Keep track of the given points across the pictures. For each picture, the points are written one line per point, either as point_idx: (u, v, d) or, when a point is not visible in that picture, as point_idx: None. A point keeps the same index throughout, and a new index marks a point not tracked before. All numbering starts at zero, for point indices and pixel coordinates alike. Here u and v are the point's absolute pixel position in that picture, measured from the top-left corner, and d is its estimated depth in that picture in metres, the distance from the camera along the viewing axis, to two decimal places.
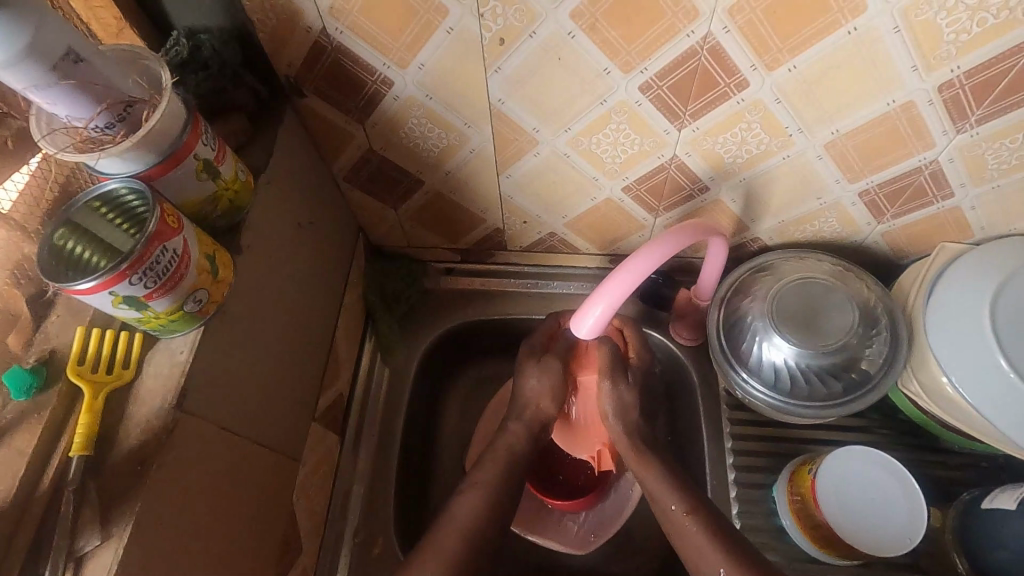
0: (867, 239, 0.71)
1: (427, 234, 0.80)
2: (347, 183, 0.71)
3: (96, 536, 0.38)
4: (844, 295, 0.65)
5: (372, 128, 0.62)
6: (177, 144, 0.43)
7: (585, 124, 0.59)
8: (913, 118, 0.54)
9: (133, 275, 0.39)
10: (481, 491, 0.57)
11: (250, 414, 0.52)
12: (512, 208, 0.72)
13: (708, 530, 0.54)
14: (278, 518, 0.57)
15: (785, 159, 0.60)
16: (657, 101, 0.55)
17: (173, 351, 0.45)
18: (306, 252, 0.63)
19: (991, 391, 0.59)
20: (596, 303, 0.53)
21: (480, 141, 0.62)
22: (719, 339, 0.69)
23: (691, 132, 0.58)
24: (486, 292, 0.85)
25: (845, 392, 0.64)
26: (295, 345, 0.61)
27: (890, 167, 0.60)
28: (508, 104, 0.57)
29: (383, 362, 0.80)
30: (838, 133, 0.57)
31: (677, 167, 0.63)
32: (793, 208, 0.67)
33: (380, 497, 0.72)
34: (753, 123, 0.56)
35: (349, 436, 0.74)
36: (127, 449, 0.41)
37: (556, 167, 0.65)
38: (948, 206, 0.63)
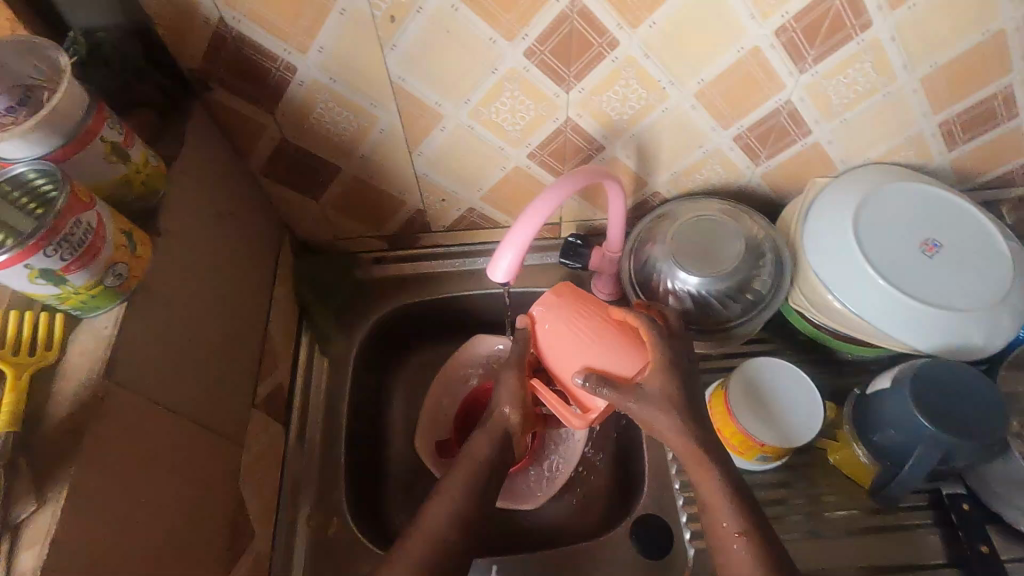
0: (751, 181, 0.80)
1: (352, 224, 0.82)
2: (265, 177, 0.73)
3: (32, 502, 0.39)
4: (731, 227, 0.72)
5: (282, 117, 0.65)
6: (82, 125, 0.44)
7: (482, 95, 0.64)
8: (762, 62, 0.62)
9: (48, 247, 0.40)
10: (450, 498, 0.60)
11: (185, 393, 0.53)
12: (429, 186, 0.76)
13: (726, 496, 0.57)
14: (226, 501, 0.58)
15: (664, 111, 0.68)
16: (543, 66, 0.61)
17: (97, 328, 0.46)
18: (229, 242, 0.64)
19: (865, 297, 0.67)
20: (507, 248, 0.57)
21: (388, 121, 0.66)
22: (633, 285, 0.75)
23: (579, 93, 0.64)
24: (416, 276, 0.88)
25: (743, 312, 0.72)
26: (227, 331, 0.62)
27: (753, 110, 0.68)
28: (408, 80, 0.62)
29: (323, 352, 0.82)
30: (704, 82, 0.64)
31: (573, 129, 0.69)
32: (682, 158, 0.75)
33: (332, 481, 0.73)
34: (630, 79, 0.63)
35: (293, 426, 0.75)
36: (57, 421, 0.42)
37: (464, 140, 0.70)
38: (809, 141, 0.74)
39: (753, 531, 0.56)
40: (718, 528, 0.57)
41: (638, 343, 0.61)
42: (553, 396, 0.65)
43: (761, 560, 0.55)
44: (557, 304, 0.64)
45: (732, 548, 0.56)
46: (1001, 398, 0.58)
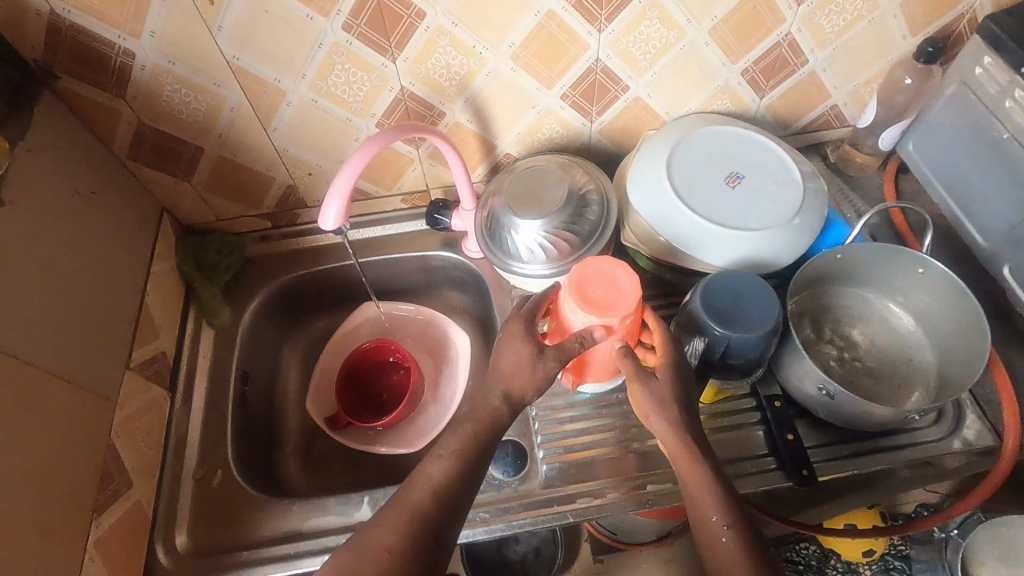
0: (591, 138, 0.88)
1: (229, 203, 0.88)
2: (133, 161, 0.78)
3: None
4: (555, 173, 0.80)
5: (134, 101, 0.71)
6: None
7: (315, 69, 0.71)
8: (560, 24, 0.71)
9: None
10: (454, 457, 0.59)
11: (38, 346, 0.59)
12: (293, 161, 0.83)
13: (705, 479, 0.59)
14: (93, 447, 0.63)
15: (489, 75, 0.76)
16: (363, 39, 0.68)
17: None
18: (92, 218, 0.70)
19: (677, 228, 0.76)
20: (332, 198, 0.63)
21: (235, 99, 0.73)
22: (482, 237, 0.82)
23: (404, 62, 0.72)
24: (299, 250, 0.94)
25: (574, 251, 0.78)
26: (90, 298, 0.67)
27: (569, 70, 0.77)
28: (242, 59, 0.68)
29: (209, 324, 0.87)
30: (515, 46, 0.73)
31: (410, 97, 0.77)
32: (520, 119, 0.83)
33: (216, 439, 0.79)
34: (447, 46, 0.71)
35: (178, 392, 0.80)
36: None
37: (312, 114, 0.76)
38: (631, 96, 0.82)
39: (736, 519, 0.58)
40: (703, 516, 0.59)
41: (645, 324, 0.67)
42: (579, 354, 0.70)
43: (745, 552, 0.56)
44: (582, 289, 0.65)
45: (713, 531, 0.58)
46: (773, 293, 0.66)
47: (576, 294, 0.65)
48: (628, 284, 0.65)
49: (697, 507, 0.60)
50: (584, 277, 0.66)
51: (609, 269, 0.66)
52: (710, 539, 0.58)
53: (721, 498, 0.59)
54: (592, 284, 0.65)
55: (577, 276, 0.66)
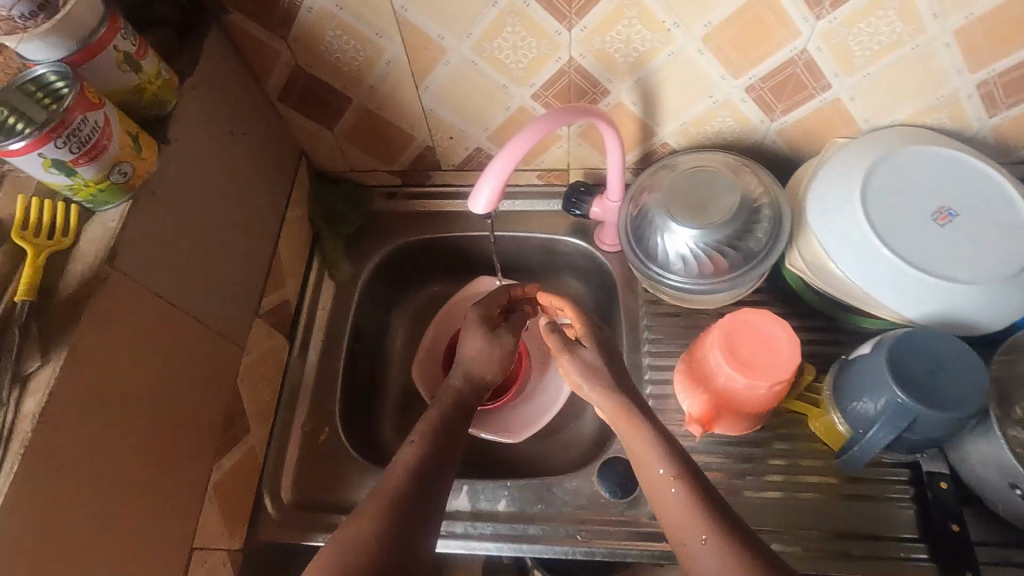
0: (766, 138, 0.77)
1: (365, 157, 0.86)
2: (282, 103, 0.76)
3: (37, 361, 0.45)
4: (728, 182, 0.70)
5: (295, 44, 0.68)
6: (94, 35, 0.49)
7: (483, 30, 0.65)
8: (773, 5, 0.60)
9: (58, 139, 0.45)
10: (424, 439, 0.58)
11: (185, 290, 0.59)
12: (437, 123, 0.78)
13: (687, 494, 0.56)
14: (221, 392, 0.64)
15: (670, 55, 0.66)
16: (543, 1, 0.61)
17: (105, 221, 0.51)
18: (241, 161, 0.69)
19: (863, 267, 0.65)
20: (486, 181, 0.58)
21: (394, 53, 0.68)
22: (627, 236, 0.75)
23: (581, 31, 0.64)
24: (425, 213, 0.91)
25: (732, 270, 0.70)
26: (232, 243, 0.67)
27: (766, 59, 0.66)
28: (411, 11, 0.63)
29: (330, 276, 0.87)
30: (711, 26, 0.63)
31: (576, 70, 0.69)
32: (691, 108, 0.73)
33: (326, 395, 0.79)
34: (633, 19, 0.62)
35: (296, 342, 0.81)
36: (64, 296, 0.48)
37: (469, 77, 0.71)
38: (829, 96, 0.70)
39: (687, 478, 0.57)
40: (655, 478, 0.58)
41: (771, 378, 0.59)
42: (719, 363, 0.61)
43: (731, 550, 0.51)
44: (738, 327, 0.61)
45: (666, 490, 0.57)
46: (982, 370, 0.57)
47: (720, 334, 0.61)
48: (785, 359, 0.58)
49: (676, 526, 0.55)
50: (743, 324, 0.61)
51: (769, 327, 0.60)
52: (683, 529, 0.54)
53: (694, 504, 0.55)
54: (745, 336, 0.60)
55: (735, 317, 0.61)
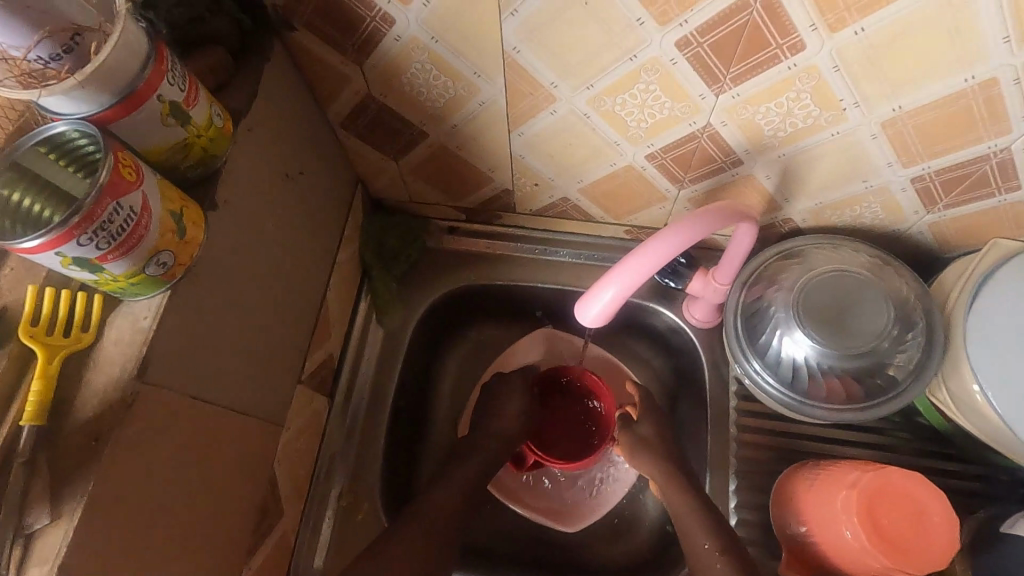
0: (913, 229, 0.64)
1: (430, 190, 0.74)
2: (344, 130, 0.65)
3: (45, 515, 0.36)
4: (880, 292, 0.58)
5: (371, 72, 0.55)
6: (136, 83, 0.37)
7: (609, 83, 0.52)
8: (991, 99, 0.46)
9: (82, 235, 0.34)
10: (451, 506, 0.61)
11: (226, 381, 0.49)
12: (523, 169, 0.66)
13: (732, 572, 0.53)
14: (258, 486, 0.55)
15: (834, 135, 0.53)
16: (695, 61, 0.48)
17: (135, 316, 0.41)
18: (294, 207, 0.58)
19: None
20: (606, 288, 0.48)
21: (491, 94, 0.56)
22: (737, 330, 0.64)
23: (730, 98, 0.51)
24: (489, 255, 0.80)
25: (866, 396, 0.60)
26: (279, 308, 0.57)
27: (952, 153, 0.53)
28: (524, 53, 0.50)
29: (378, 322, 0.76)
30: (900, 111, 0.49)
31: (710, 137, 0.56)
32: (836, 189, 0.60)
33: (366, 463, 0.70)
34: (803, 92, 0.49)
35: (338, 399, 0.71)
36: (82, 420, 0.38)
37: (575, 129, 0.58)
38: (1010, 199, 0.57)
39: (733, 554, 0.54)
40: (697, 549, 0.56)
41: (913, 551, 0.49)
42: (853, 527, 0.51)
43: None
44: (883, 491, 0.51)
45: (710, 566, 0.54)
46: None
47: (855, 500, 0.51)
48: (938, 546, 0.49)
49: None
50: (889, 483, 0.51)
51: (918, 498, 0.51)
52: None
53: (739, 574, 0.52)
54: (892, 501, 0.51)
55: (874, 478, 0.52)
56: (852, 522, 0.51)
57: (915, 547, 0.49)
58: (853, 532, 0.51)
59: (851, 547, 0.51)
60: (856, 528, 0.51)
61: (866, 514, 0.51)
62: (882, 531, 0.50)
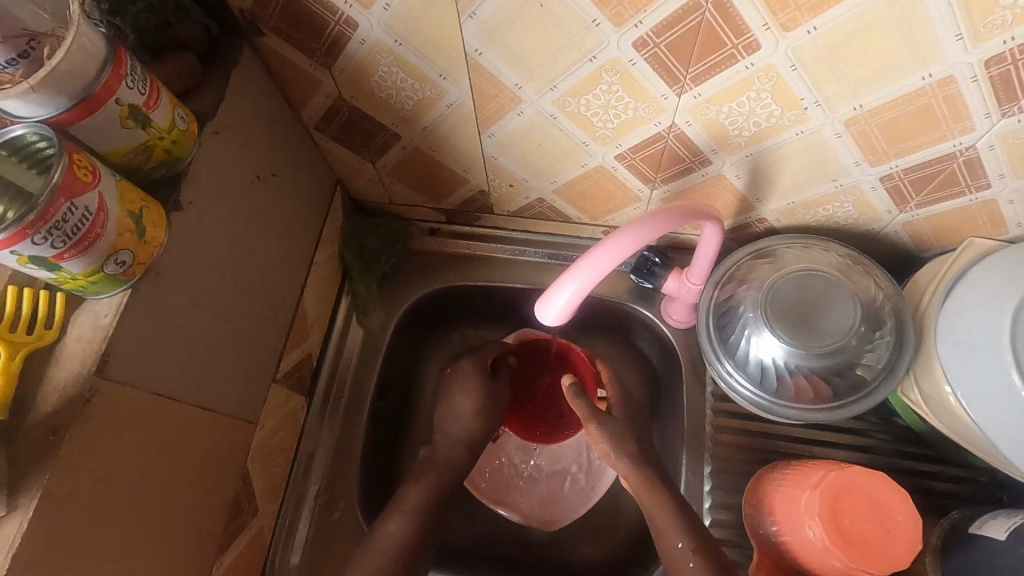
0: (888, 228, 0.64)
1: (409, 192, 0.74)
2: (319, 133, 0.65)
3: (2, 507, 0.37)
4: (847, 291, 0.58)
5: (340, 75, 0.56)
6: (93, 86, 0.38)
7: (572, 84, 0.52)
8: (951, 96, 0.46)
9: (36, 234, 0.35)
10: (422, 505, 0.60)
11: (193, 379, 0.50)
12: (497, 169, 0.67)
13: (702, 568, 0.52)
14: (229, 483, 0.56)
15: (798, 134, 0.53)
16: (654, 61, 0.48)
17: (96, 314, 0.42)
18: (266, 208, 0.59)
19: (993, 406, 0.52)
20: (564, 287, 0.49)
21: (458, 96, 0.56)
22: (709, 330, 0.64)
23: (693, 98, 0.51)
24: (469, 256, 0.80)
25: (836, 395, 0.60)
26: (251, 307, 0.57)
27: (917, 151, 0.52)
28: (486, 55, 0.51)
29: (358, 323, 0.77)
30: (862, 109, 0.49)
31: (676, 137, 0.56)
32: (806, 188, 0.60)
33: (343, 462, 0.71)
34: (764, 91, 0.49)
35: (316, 399, 0.72)
36: (41, 415, 0.39)
37: (543, 129, 0.59)
38: (982, 197, 0.56)
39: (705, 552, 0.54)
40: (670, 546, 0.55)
41: (873, 551, 0.50)
42: (817, 527, 0.51)
43: None
44: (845, 491, 0.52)
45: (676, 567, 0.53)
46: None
47: (818, 500, 0.52)
48: (902, 545, 0.50)
49: None
50: (853, 483, 0.52)
51: (877, 496, 0.51)
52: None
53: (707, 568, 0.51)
54: (855, 500, 0.51)
55: (837, 478, 0.52)
56: (815, 521, 0.51)
57: (876, 547, 0.50)
58: (816, 531, 0.51)
59: (814, 547, 0.51)
60: (819, 527, 0.51)
61: (829, 513, 0.51)
62: (844, 531, 0.50)
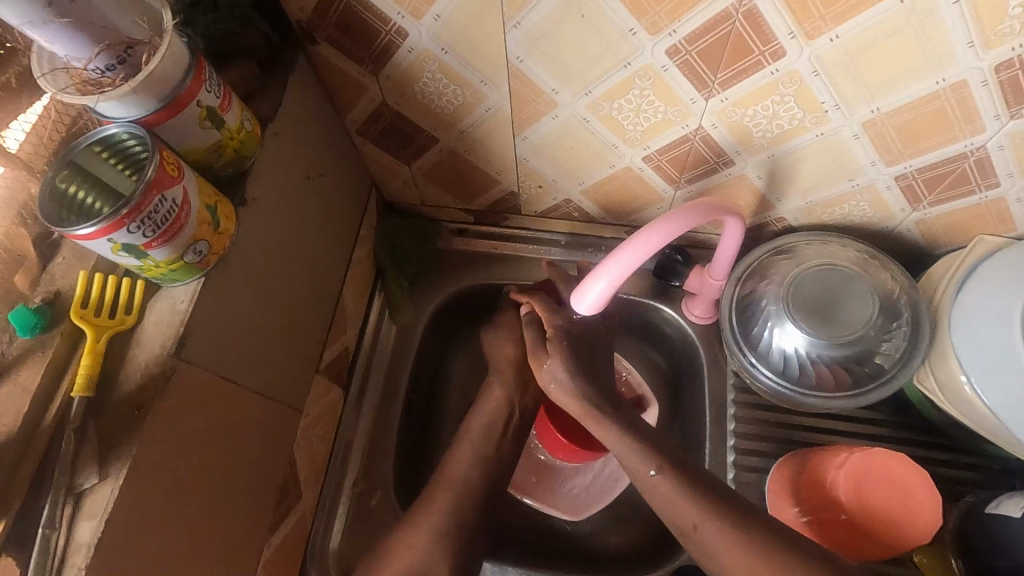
0: (901, 226, 0.67)
1: (441, 194, 0.78)
2: (360, 136, 0.69)
3: (95, 475, 0.40)
4: (865, 285, 0.62)
5: (386, 81, 0.60)
6: (179, 90, 0.41)
7: (606, 89, 0.56)
8: (963, 99, 0.50)
9: (132, 224, 0.38)
10: None
11: (250, 364, 0.53)
12: (528, 171, 0.70)
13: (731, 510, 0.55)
14: (278, 466, 0.59)
15: (818, 136, 0.57)
16: (685, 67, 0.52)
17: (173, 300, 0.45)
18: (313, 206, 0.62)
19: (1015, 401, 0.55)
20: (598, 278, 0.52)
21: (496, 101, 0.60)
22: (731, 324, 0.67)
23: (720, 102, 0.55)
24: (496, 255, 0.83)
25: (854, 383, 0.63)
26: (300, 299, 0.61)
27: (932, 151, 0.56)
28: (527, 62, 0.54)
29: (392, 319, 0.80)
30: (879, 111, 0.53)
31: (702, 139, 0.60)
32: (823, 189, 0.64)
33: (379, 452, 0.74)
34: (787, 95, 0.53)
35: (352, 391, 0.75)
36: (125, 391, 0.42)
37: (575, 133, 0.62)
38: (992, 196, 0.60)
39: (707, 475, 0.56)
40: (635, 468, 0.56)
41: (894, 521, 0.56)
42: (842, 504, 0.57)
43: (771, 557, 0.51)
44: (869, 472, 0.57)
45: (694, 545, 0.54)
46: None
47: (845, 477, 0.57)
48: (922, 516, 0.56)
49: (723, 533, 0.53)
50: (875, 463, 0.57)
51: (901, 476, 0.57)
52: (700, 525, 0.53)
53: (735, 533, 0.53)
54: (877, 478, 0.57)
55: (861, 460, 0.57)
56: (839, 498, 0.57)
57: (895, 516, 0.56)
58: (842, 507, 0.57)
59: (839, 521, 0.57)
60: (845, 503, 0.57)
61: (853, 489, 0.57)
62: (868, 505, 0.56)
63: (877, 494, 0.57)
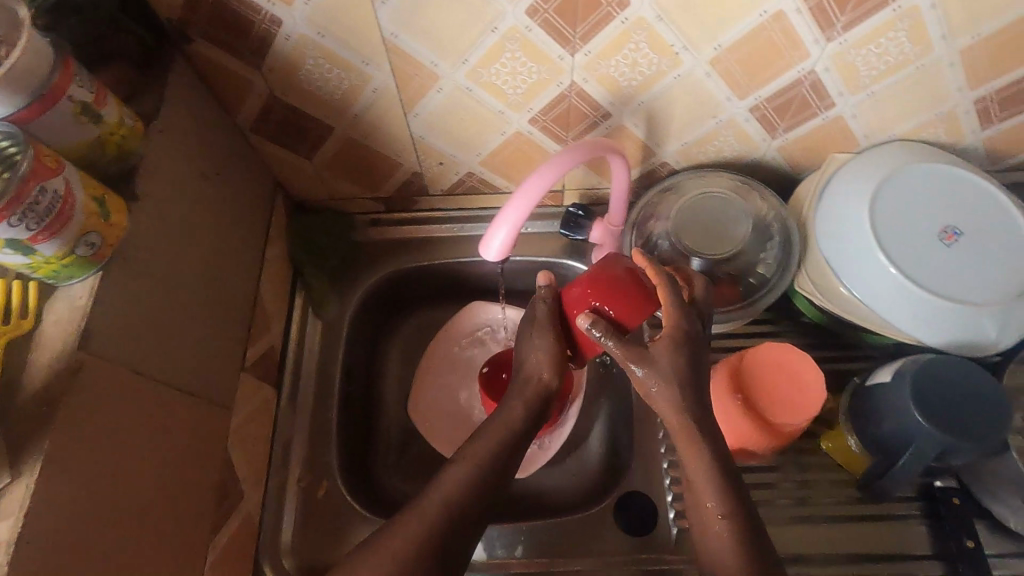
0: (766, 155, 0.75)
1: (346, 184, 0.79)
2: (255, 134, 0.70)
3: (6, 475, 0.40)
4: (738, 209, 0.69)
5: (270, 73, 0.61)
6: (47, 86, 0.43)
7: (480, 55, 0.60)
8: (785, 28, 0.57)
9: (12, 216, 0.39)
10: None
11: (166, 360, 0.53)
12: (426, 149, 0.73)
13: None
14: (212, 464, 0.58)
15: (676, 78, 0.63)
16: (546, 26, 0.57)
17: (71, 297, 0.45)
18: (215, 204, 0.62)
19: (881, 291, 0.64)
20: (500, 227, 0.54)
21: (381, 80, 0.63)
22: (633, 262, 0.73)
23: (584, 56, 0.60)
24: (413, 239, 0.86)
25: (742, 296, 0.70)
26: (213, 296, 0.61)
27: (773, 79, 0.63)
28: (401, 38, 0.58)
29: (317, 314, 0.81)
30: (721, 49, 0.60)
31: (577, 94, 0.65)
32: (692, 129, 0.71)
33: (321, 444, 0.74)
34: (640, 42, 0.59)
35: (285, 389, 0.75)
36: (31, 391, 0.42)
37: (461, 103, 0.66)
38: (832, 114, 0.69)
39: None
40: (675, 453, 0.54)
41: (786, 405, 0.63)
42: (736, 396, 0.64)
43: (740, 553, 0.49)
44: (752, 368, 0.65)
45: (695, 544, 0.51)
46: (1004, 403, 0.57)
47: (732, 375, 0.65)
48: (807, 394, 0.63)
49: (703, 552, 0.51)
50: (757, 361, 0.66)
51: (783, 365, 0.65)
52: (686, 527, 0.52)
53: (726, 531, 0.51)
54: (760, 369, 0.65)
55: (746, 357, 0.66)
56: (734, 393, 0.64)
57: (790, 403, 0.63)
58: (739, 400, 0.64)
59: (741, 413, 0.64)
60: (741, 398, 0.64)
61: (741, 380, 0.65)
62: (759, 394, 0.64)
63: (769, 383, 0.64)
